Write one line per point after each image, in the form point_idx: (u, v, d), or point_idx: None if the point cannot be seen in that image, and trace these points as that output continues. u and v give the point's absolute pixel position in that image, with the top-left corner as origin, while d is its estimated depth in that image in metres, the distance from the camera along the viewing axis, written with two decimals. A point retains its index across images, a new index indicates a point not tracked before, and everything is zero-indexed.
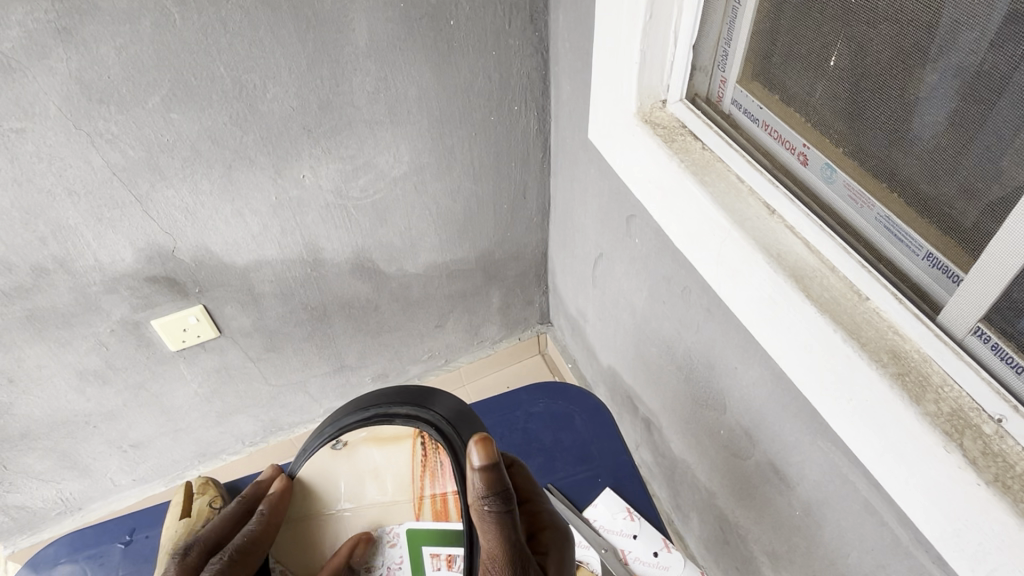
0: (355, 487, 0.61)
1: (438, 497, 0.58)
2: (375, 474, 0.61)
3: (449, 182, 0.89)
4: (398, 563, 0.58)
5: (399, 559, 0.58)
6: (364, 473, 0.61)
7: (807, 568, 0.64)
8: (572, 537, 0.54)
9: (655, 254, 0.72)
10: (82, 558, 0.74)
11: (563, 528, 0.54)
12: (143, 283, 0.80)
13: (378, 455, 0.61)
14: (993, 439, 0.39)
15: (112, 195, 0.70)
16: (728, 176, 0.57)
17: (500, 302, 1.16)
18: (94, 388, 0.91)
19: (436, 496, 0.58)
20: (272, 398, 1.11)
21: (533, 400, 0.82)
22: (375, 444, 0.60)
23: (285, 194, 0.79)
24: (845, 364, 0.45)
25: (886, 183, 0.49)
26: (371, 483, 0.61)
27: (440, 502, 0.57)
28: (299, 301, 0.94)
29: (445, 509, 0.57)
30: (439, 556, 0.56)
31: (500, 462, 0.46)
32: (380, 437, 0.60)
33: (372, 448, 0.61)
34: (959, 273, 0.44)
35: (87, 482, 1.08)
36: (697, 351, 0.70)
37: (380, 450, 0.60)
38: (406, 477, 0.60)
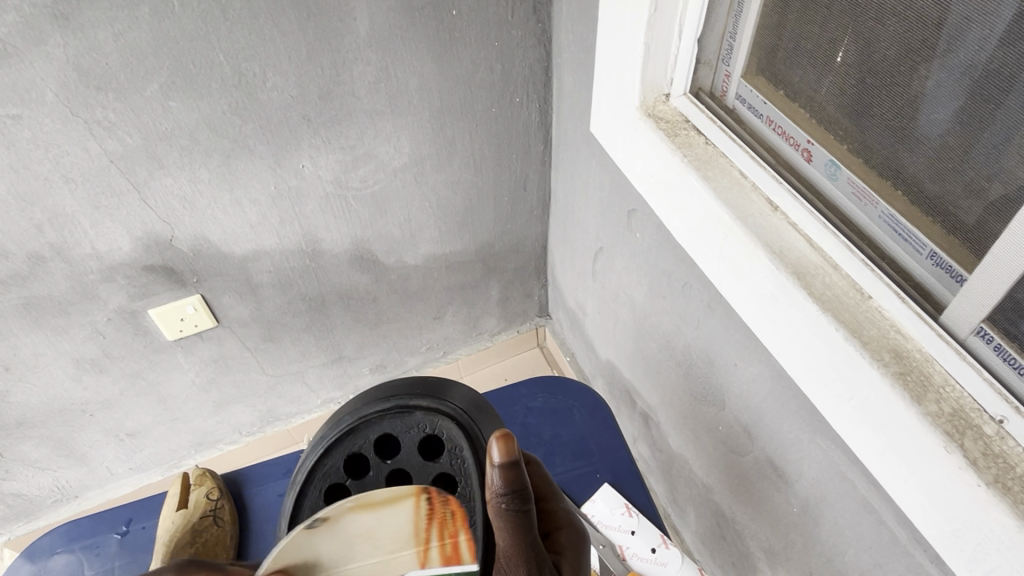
0: (341, 555, 0.43)
1: (449, 540, 0.45)
2: (365, 539, 0.44)
3: (449, 174, 0.88)
4: None
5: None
6: (351, 539, 0.43)
7: (803, 565, 0.64)
8: (586, 538, 0.54)
9: (656, 249, 0.71)
10: (79, 548, 0.74)
11: (578, 528, 0.54)
12: (140, 272, 0.80)
13: (368, 518, 0.44)
14: (994, 440, 0.39)
15: (109, 182, 0.69)
16: (732, 172, 0.57)
17: (499, 294, 1.15)
18: (91, 376, 0.91)
19: (447, 540, 0.45)
20: (270, 388, 1.10)
21: (532, 395, 0.82)
22: (364, 509, 0.45)
23: (284, 183, 0.78)
24: (847, 363, 0.45)
25: (891, 180, 0.49)
26: (360, 548, 0.43)
27: (452, 546, 0.44)
28: (298, 292, 0.94)
29: (458, 553, 0.44)
30: None
31: (520, 461, 0.45)
32: (368, 502, 0.45)
33: (359, 513, 0.45)
34: (963, 273, 0.43)
35: (83, 471, 1.08)
36: (697, 346, 0.70)
37: (370, 513, 0.45)
38: (407, 532, 0.44)
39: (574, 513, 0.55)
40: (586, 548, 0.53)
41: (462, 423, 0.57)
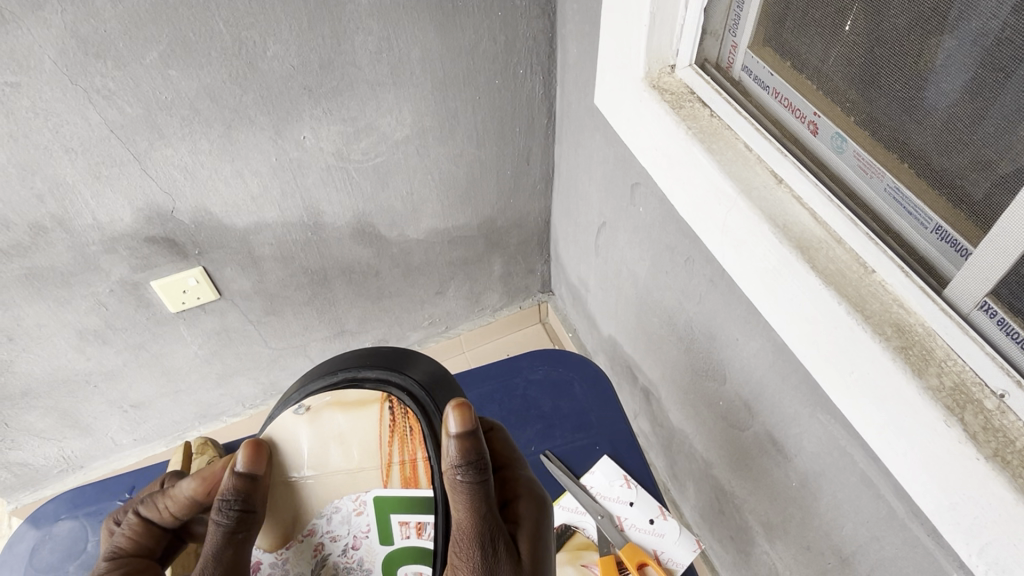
0: (319, 456, 0.55)
1: (408, 462, 0.55)
2: (341, 441, 0.55)
3: (451, 147, 0.87)
4: (365, 531, 0.54)
5: (365, 526, 0.54)
6: (328, 440, 0.55)
7: (801, 538, 0.64)
8: (549, 503, 0.53)
9: (659, 223, 0.71)
10: (83, 515, 0.75)
11: (542, 494, 0.53)
12: (142, 243, 0.80)
13: (343, 421, 0.55)
14: (995, 414, 0.39)
15: (109, 152, 0.69)
16: (736, 144, 0.56)
17: (502, 269, 1.15)
18: (94, 348, 0.92)
19: (406, 461, 0.54)
20: (273, 361, 1.11)
21: (533, 367, 0.82)
22: (341, 410, 0.55)
23: (286, 155, 0.78)
24: (848, 338, 0.44)
25: (897, 154, 0.48)
26: (337, 451, 0.55)
27: (410, 468, 0.54)
28: (300, 265, 0.94)
29: (416, 475, 0.54)
30: (409, 524, 0.54)
31: (477, 431, 0.46)
32: (345, 403, 0.55)
33: (337, 414, 0.55)
34: (969, 247, 0.43)
35: (88, 441, 1.09)
36: (698, 321, 0.70)
37: (345, 415, 0.55)
38: (373, 443, 0.55)
39: (536, 480, 0.54)
40: (549, 509, 0.53)
41: (413, 394, 0.55)
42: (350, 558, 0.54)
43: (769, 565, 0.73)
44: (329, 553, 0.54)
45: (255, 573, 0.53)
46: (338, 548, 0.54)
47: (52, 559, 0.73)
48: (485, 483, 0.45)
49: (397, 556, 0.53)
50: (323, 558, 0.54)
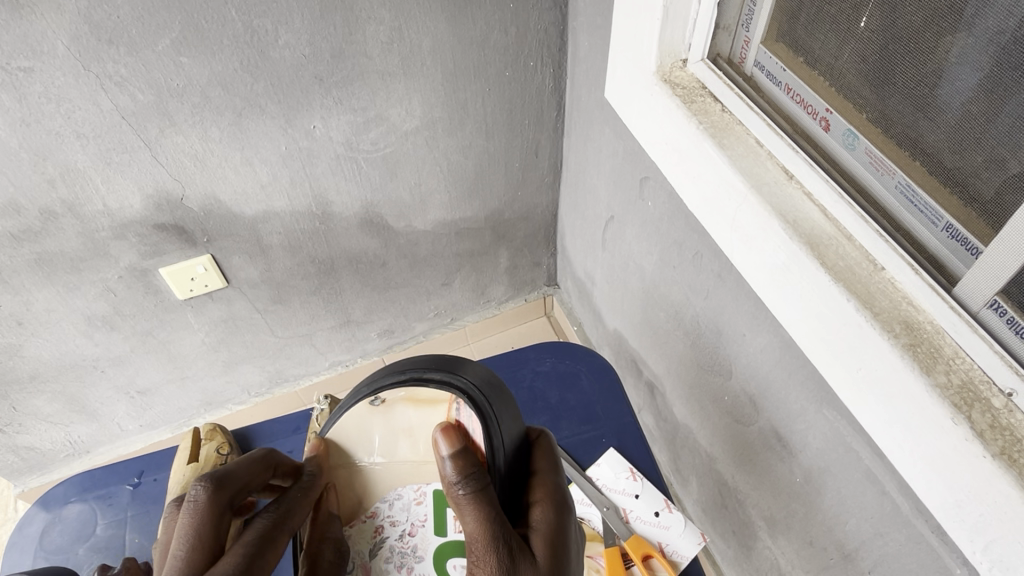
0: (388, 445, 0.58)
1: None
2: (409, 433, 0.57)
3: (460, 139, 0.88)
4: (422, 520, 0.57)
5: (422, 516, 0.57)
6: (398, 431, 0.57)
7: (804, 534, 0.64)
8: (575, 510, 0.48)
9: (668, 218, 0.71)
10: (92, 498, 0.75)
11: (566, 502, 0.48)
12: (151, 230, 0.80)
13: (414, 415, 0.56)
14: (1002, 413, 0.39)
15: (120, 138, 0.69)
16: (747, 139, 0.56)
17: (508, 262, 1.15)
18: (102, 333, 0.92)
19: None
20: (279, 350, 1.11)
21: (540, 359, 0.82)
22: (412, 404, 0.56)
23: (296, 144, 0.78)
24: (856, 334, 0.44)
25: (909, 151, 0.48)
26: (405, 443, 0.58)
27: None
28: (307, 254, 0.94)
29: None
30: None
31: (467, 448, 0.46)
32: (417, 399, 0.55)
33: (409, 408, 0.56)
34: (979, 246, 0.43)
35: (95, 426, 1.10)
36: (706, 316, 0.70)
37: (416, 411, 0.56)
38: None
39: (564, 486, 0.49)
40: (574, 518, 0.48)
41: (472, 398, 0.51)
42: (404, 544, 0.56)
43: (771, 560, 0.73)
44: (386, 536, 0.56)
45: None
46: (395, 533, 0.57)
47: (62, 541, 0.73)
48: (486, 490, 0.43)
49: (448, 547, 0.56)
50: (380, 540, 0.56)
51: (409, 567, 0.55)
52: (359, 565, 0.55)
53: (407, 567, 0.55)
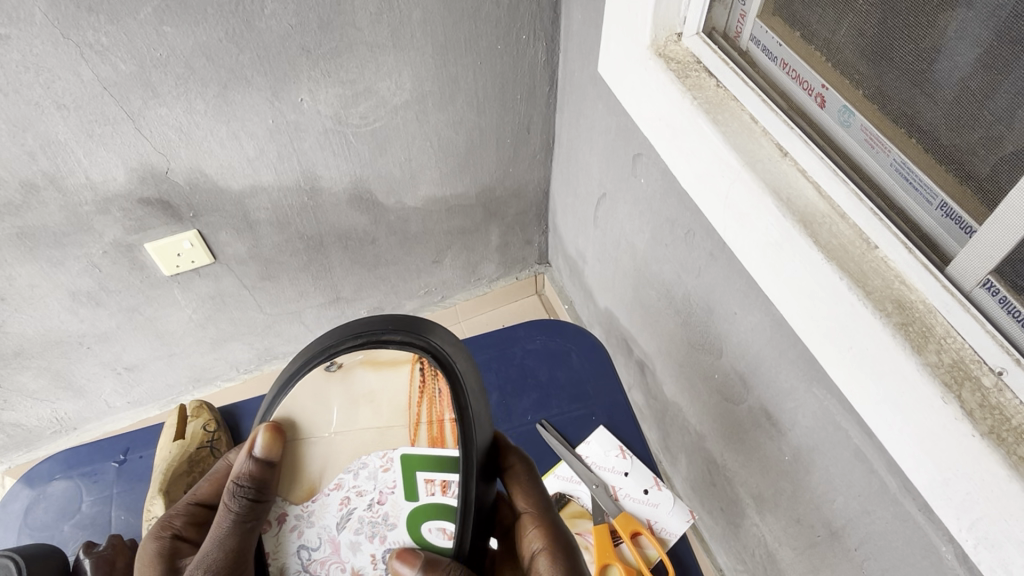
0: (347, 414, 0.52)
1: (435, 422, 0.49)
2: (370, 400, 0.52)
3: (451, 113, 0.86)
4: (390, 487, 0.50)
5: (390, 482, 0.50)
6: (357, 399, 0.52)
7: (791, 511, 0.65)
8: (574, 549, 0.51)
9: (661, 194, 0.70)
10: (78, 475, 0.74)
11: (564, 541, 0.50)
12: (135, 205, 0.79)
13: (375, 379, 0.52)
14: (992, 392, 0.39)
15: (103, 110, 0.67)
16: (742, 115, 0.55)
17: (499, 240, 1.15)
18: (87, 309, 0.91)
19: (434, 421, 0.49)
20: (268, 327, 1.10)
21: (530, 337, 0.82)
22: (372, 368, 0.52)
23: (283, 118, 0.76)
24: (848, 313, 0.44)
25: (905, 128, 0.48)
26: (366, 411, 0.52)
27: (437, 428, 0.49)
28: (296, 230, 0.93)
29: (442, 436, 0.49)
30: (434, 481, 0.48)
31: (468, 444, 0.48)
32: (377, 361, 0.52)
33: (369, 372, 0.52)
34: (974, 225, 0.43)
35: (82, 403, 1.09)
36: (697, 295, 0.69)
37: (378, 374, 0.52)
38: (403, 401, 0.51)
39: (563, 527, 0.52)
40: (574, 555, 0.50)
41: (441, 356, 0.50)
42: (374, 513, 0.49)
43: (758, 538, 0.74)
44: (354, 508, 0.50)
45: (281, 524, 0.49)
46: (363, 503, 0.50)
47: (47, 518, 0.73)
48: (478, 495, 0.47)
49: (421, 512, 0.48)
50: (348, 512, 0.50)
51: (381, 537, 0.49)
52: (328, 540, 0.49)
53: (379, 537, 0.49)
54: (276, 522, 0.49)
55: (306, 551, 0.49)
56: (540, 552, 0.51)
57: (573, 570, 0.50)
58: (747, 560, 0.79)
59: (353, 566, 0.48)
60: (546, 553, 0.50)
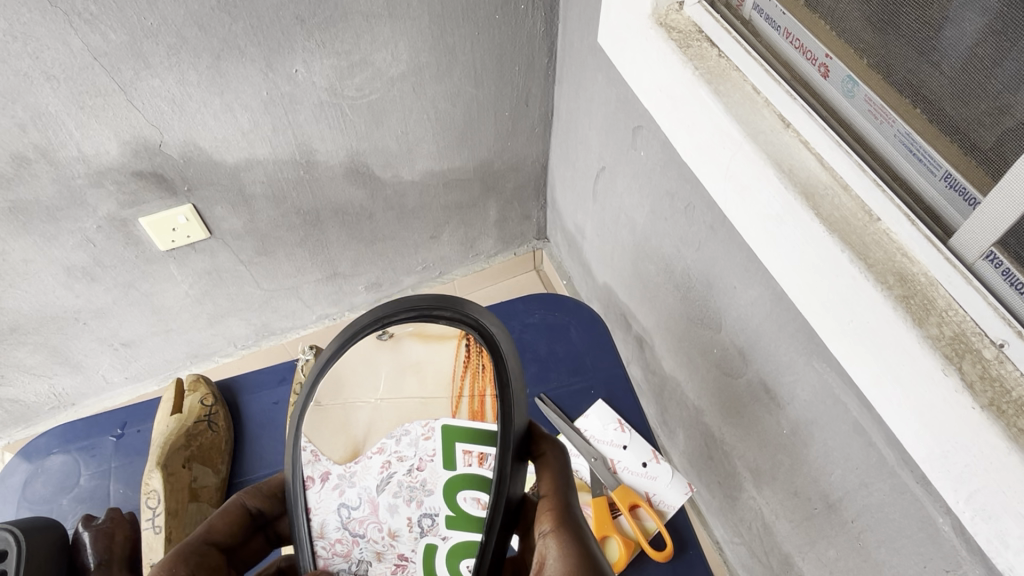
0: (394, 382, 0.54)
1: (477, 396, 0.50)
2: (416, 370, 0.54)
3: (448, 85, 0.85)
4: (430, 455, 0.50)
5: (430, 450, 0.50)
6: (404, 368, 0.54)
7: (789, 484, 0.65)
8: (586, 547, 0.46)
9: (661, 167, 0.69)
10: (75, 449, 0.75)
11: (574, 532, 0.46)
12: (129, 178, 0.78)
13: (423, 351, 0.54)
14: (993, 364, 0.39)
15: (93, 81, 0.66)
16: (744, 86, 0.55)
17: (497, 215, 1.14)
18: (82, 285, 0.90)
19: (475, 396, 0.50)
20: (265, 303, 1.10)
21: (529, 311, 0.82)
22: (422, 340, 0.54)
23: (277, 89, 0.75)
24: (849, 286, 0.44)
25: (910, 98, 0.47)
26: (411, 379, 0.54)
27: (478, 402, 0.50)
28: (292, 205, 0.92)
29: (482, 410, 0.49)
30: (471, 453, 0.49)
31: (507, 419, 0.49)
32: (427, 334, 0.54)
33: (418, 344, 0.54)
34: (977, 196, 0.42)
35: (79, 378, 1.09)
36: (697, 269, 0.69)
37: (426, 346, 0.54)
38: (447, 373, 0.52)
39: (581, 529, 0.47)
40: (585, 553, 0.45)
41: (485, 334, 0.51)
42: (413, 478, 0.50)
43: (755, 511, 0.74)
44: (394, 472, 0.50)
45: (324, 482, 0.51)
46: (404, 468, 0.50)
47: (46, 491, 0.73)
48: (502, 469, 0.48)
49: (457, 480, 0.49)
50: (389, 475, 0.50)
51: (419, 501, 0.49)
52: (368, 500, 0.50)
53: (416, 502, 0.49)
54: (318, 480, 0.51)
55: (346, 509, 0.50)
56: (549, 535, 0.47)
57: (575, 564, 0.44)
58: (743, 533, 0.79)
59: (390, 527, 0.49)
60: (555, 537, 0.46)
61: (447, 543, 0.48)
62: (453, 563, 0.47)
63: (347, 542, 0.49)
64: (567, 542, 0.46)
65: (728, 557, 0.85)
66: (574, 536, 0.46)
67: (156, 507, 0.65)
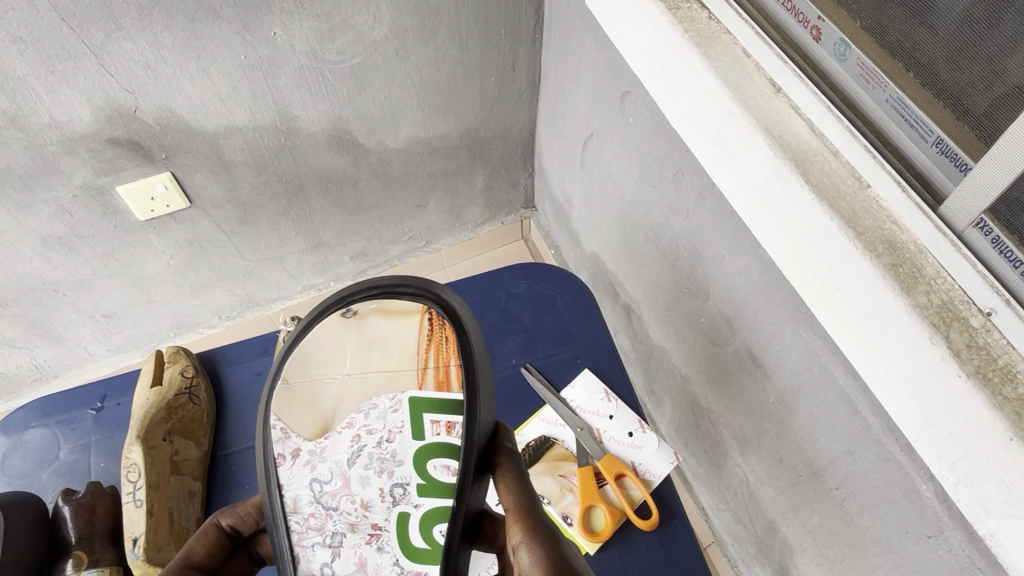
0: (359, 357, 0.56)
1: (442, 366, 0.52)
2: (382, 345, 0.56)
3: (432, 49, 0.83)
4: (399, 427, 0.52)
5: (399, 423, 0.52)
6: (369, 343, 0.56)
7: (774, 452, 0.65)
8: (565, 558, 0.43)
9: (649, 133, 0.68)
10: (54, 423, 0.74)
11: (547, 540, 0.44)
12: (104, 145, 0.75)
13: (387, 326, 0.56)
14: (980, 332, 0.38)
15: (62, 44, 0.64)
16: (734, 49, 0.53)
17: (484, 183, 1.12)
18: (60, 256, 0.88)
19: (440, 367, 0.52)
20: (249, 273, 1.09)
21: (515, 281, 0.81)
22: (384, 316, 0.56)
23: (255, 53, 0.73)
24: (838, 254, 0.43)
25: (902, 62, 0.46)
26: (377, 355, 0.56)
27: (443, 372, 0.52)
28: (274, 173, 0.90)
29: (448, 379, 0.51)
30: (440, 422, 0.50)
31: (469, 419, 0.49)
32: (389, 310, 0.56)
33: (381, 320, 0.56)
34: (969, 161, 0.42)
35: (61, 350, 1.07)
36: (685, 237, 0.68)
37: (389, 321, 0.56)
38: (413, 348, 0.54)
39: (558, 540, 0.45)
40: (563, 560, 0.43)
41: (445, 305, 0.53)
42: (383, 450, 0.51)
43: (741, 478, 0.75)
44: (365, 445, 0.51)
45: (295, 459, 0.51)
46: (374, 440, 0.52)
47: (25, 465, 0.72)
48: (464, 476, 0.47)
49: (426, 450, 0.50)
50: (359, 448, 0.51)
51: (390, 472, 0.50)
52: (339, 474, 0.51)
53: (388, 472, 0.50)
54: (289, 457, 0.51)
55: (319, 484, 0.50)
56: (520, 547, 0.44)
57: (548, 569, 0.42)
58: (729, 500, 0.80)
59: (363, 499, 0.50)
60: (525, 545, 0.44)
61: (419, 511, 0.48)
62: (428, 529, 0.48)
63: (320, 515, 0.49)
64: (538, 548, 0.43)
65: (714, 523, 0.86)
66: (549, 541, 0.44)
67: (137, 481, 0.65)
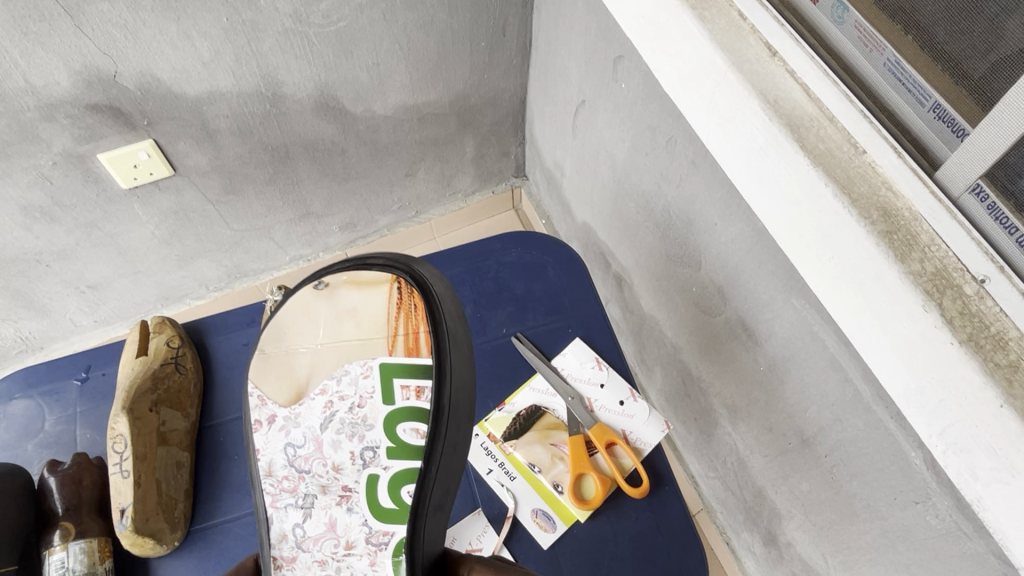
0: (333, 326, 0.61)
1: (411, 333, 0.56)
2: (353, 314, 0.60)
3: (421, 13, 0.81)
4: (370, 392, 0.58)
5: (370, 389, 0.58)
6: (342, 313, 0.61)
7: (764, 420, 0.66)
8: None
9: (642, 100, 0.67)
10: (38, 393, 0.73)
11: None
12: (83, 111, 0.73)
13: (357, 297, 0.60)
14: (973, 300, 0.38)
15: (36, 4, 0.61)
16: (730, 12, 0.51)
17: (474, 152, 1.11)
18: (42, 225, 0.87)
19: (410, 333, 0.56)
20: (236, 243, 1.07)
21: (505, 250, 0.80)
22: (355, 287, 0.60)
23: (238, 15, 0.71)
24: (833, 222, 0.42)
25: (900, 23, 0.45)
26: (349, 324, 0.60)
27: (412, 339, 0.56)
28: (259, 140, 0.88)
29: (417, 344, 0.56)
30: (409, 387, 0.56)
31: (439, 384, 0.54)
32: (359, 281, 0.60)
33: (352, 291, 0.60)
34: (967, 127, 0.41)
35: (46, 322, 1.06)
36: (677, 205, 0.68)
37: (359, 292, 0.60)
38: (380, 317, 0.58)
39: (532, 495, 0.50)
40: None
41: (417, 277, 0.57)
42: (354, 415, 0.59)
43: (730, 446, 0.75)
44: (338, 410, 0.59)
45: (270, 424, 0.61)
46: (345, 406, 0.59)
47: (9, 437, 0.72)
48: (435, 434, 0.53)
49: (398, 414, 0.57)
50: (331, 414, 0.60)
51: (361, 436, 0.58)
52: (312, 438, 0.60)
53: (358, 436, 0.58)
54: (265, 422, 0.61)
55: (293, 448, 0.60)
56: None
57: None
58: (719, 468, 0.80)
59: (334, 461, 0.59)
60: None
61: (388, 472, 0.56)
62: (396, 489, 0.56)
63: (293, 478, 0.59)
64: None
65: (703, 491, 0.87)
66: None
67: (123, 452, 0.63)
